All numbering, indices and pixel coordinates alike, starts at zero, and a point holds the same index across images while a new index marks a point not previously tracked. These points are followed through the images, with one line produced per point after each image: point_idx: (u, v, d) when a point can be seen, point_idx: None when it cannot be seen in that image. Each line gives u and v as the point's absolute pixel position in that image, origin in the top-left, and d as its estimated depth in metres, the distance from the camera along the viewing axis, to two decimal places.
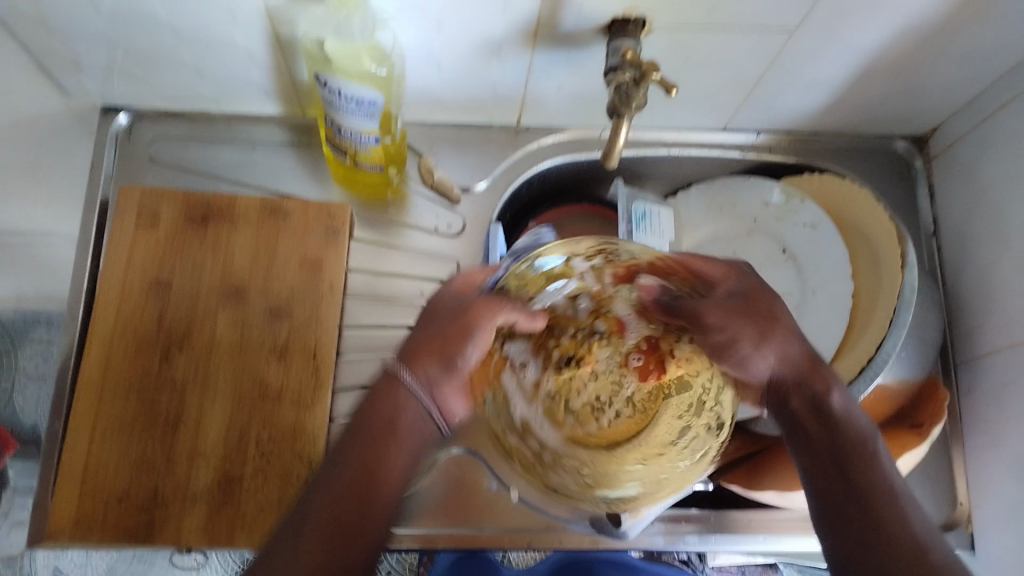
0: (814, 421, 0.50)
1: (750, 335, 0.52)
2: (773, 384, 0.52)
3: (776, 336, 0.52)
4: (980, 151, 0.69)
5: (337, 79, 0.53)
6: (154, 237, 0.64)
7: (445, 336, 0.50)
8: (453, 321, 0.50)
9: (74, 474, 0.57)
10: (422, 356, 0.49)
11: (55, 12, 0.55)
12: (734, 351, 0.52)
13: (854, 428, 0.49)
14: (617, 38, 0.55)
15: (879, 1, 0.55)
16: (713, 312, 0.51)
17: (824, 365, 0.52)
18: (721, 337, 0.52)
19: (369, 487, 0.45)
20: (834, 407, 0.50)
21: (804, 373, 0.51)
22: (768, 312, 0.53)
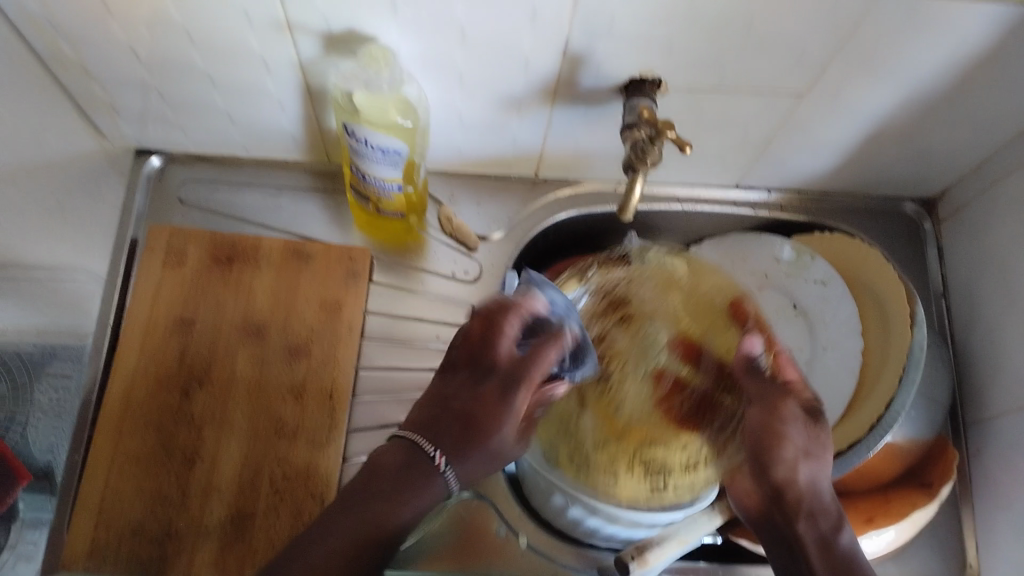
0: (821, 552, 0.53)
1: (796, 447, 0.54)
2: (787, 506, 0.54)
3: (817, 463, 0.55)
4: (988, 214, 0.70)
5: (363, 129, 0.55)
6: (180, 276, 0.66)
7: (465, 433, 0.52)
8: (471, 422, 0.53)
9: (92, 504, 0.58)
10: (456, 438, 0.52)
11: (96, 57, 0.58)
12: (766, 448, 0.53)
13: (860, 572, 0.52)
14: (634, 97, 0.57)
15: (886, 69, 0.57)
16: (786, 406, 0.54)
17: (839, 509, 0.55)
18: (771, 436, 0.53)
19: (377, 531, 0.49)
20: (845, 545, 0.53)
21: (822, 511, 0.54)
22: (818, 428, 0.55)
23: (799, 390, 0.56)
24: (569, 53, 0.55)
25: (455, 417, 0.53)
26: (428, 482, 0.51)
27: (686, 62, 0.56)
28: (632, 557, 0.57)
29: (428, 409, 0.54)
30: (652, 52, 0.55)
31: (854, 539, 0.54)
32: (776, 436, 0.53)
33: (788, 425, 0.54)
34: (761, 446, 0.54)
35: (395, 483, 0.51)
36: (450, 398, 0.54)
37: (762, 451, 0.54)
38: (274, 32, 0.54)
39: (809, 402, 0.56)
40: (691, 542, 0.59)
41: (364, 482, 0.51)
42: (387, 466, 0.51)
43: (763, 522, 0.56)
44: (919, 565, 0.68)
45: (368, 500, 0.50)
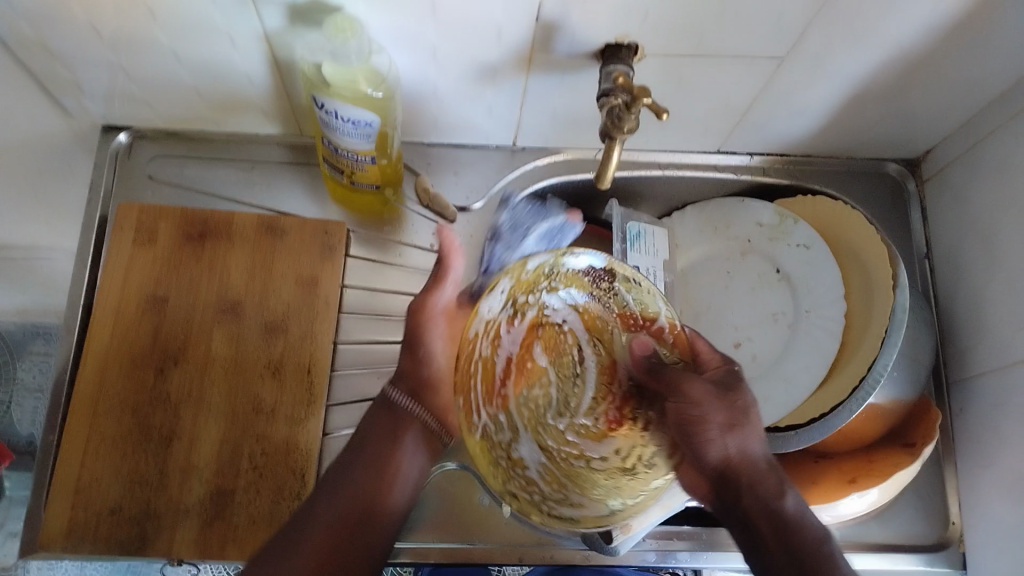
0: (770, 524, 0.49)
1: (719, 423, 0.47)
2: (729, 481, 0.49)
3: (747, 433, 0.49)
4: (971, 175, 0.69)
5: (333, 101, 0.54)
6: (153, 253, 0.64)
7: (375, 444, 0.58)
8: (379, 436, 0.59)
9: (69, 486, 0.58)
10: (418, 388, 0.61)
11: (54, 35, 0.56)
12: (697, 436, 0.47)
13: (811, 533, 0.49)
14: (610, 63, 0.56)
15: (867, 31, 0.56)
16: (690, 383, 0.47)
17: (778, 470, 0.51)
18: (692, 422, 0.47)
19: (366, 508, 0.56)
20: (789, 512, 0.49)
21: (761, 478, 0.50)
22: (733, 394, 0.49)
23: (704, 362, 0.51)
24: (542, 21, 0.53)
25: (407, 352, 0.61)
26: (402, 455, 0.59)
27: (663, 27, 0.54)
28: (615, 525, 0.58)
29: (400, 362, 0.61)
30: (627, 18, 0.53)
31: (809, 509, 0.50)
32: (698, 423, 0.47)
33: (706, 405, 0.47)
34: (684, 432, 0.47)
35: (372, 436, 0.59)
36: (411, 343, 0.61)
37: (688, 433, 0.47)
38: (237, 4, 0.52)
39: (720, 372, 0.50)
40: (673, 508, 0.59)
41: (369, 425, 0.59)
42: (374, 435, 0.59)
43: (713, 501, 0.51)
44: (901, 525, 0.68)
45: (369, 443, 0.58)
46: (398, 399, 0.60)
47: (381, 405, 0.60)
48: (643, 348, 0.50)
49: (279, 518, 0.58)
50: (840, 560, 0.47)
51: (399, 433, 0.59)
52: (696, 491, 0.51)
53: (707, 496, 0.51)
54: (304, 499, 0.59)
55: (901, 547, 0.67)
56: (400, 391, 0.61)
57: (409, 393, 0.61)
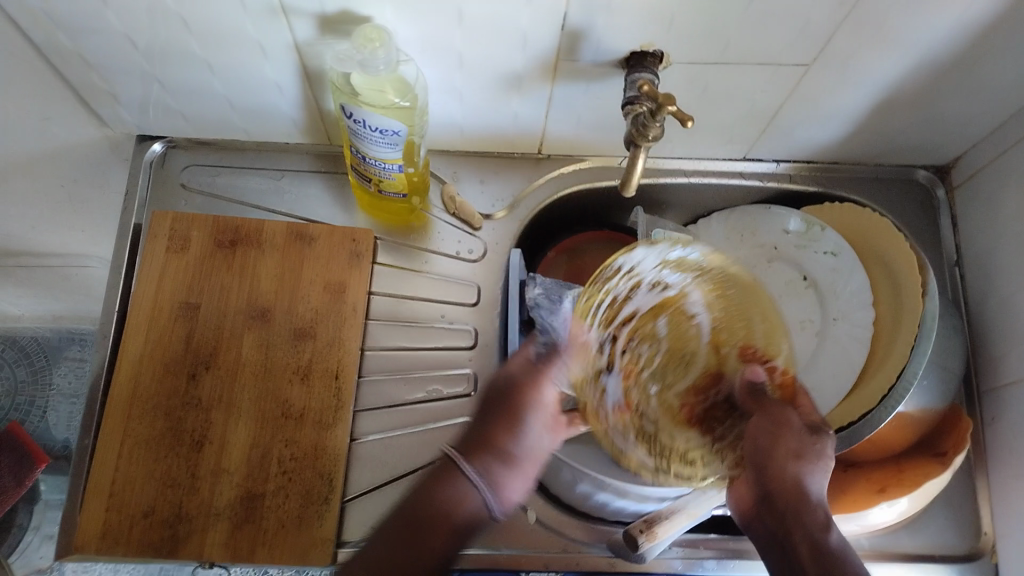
0: (810, 552, 0.47)
1: (788, 450, 0.50)
2: (773, 503, 0.50)
3: (812, 466, 0.50)
4: (1002, 180, 0.69)
5: (362, 111, 0.55)
6: (184, 260, 0.65)
7: (503, 419, 0.55)
8: (507, 405, 0.55)
9: (103, 489, 0.59)
10: (481, 450, 0.53)
11: (93, 47, 0.57)
12: (769, 462, 0.50)
13: (851, 565, 0.46)
14: (636, 70, 0.56)
15: (894, 36, 0.56)
16: (785, 414, 0.52)
17: (829, 510, 0.50)
18: (766, 439, 0.51)
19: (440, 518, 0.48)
20: (834, 544, 0.48)
21: (808, 510, 0.49)
22: (818, 438, 0.51)
23: (808, 411, 0.53)
24: (567, 29, 0.54)
25: (494, 416, 0.55)
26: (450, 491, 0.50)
27: (688, 35, 0.55)
28: (641, 531, 0.58)
29: (472, 429, 0.55)
30: (653, 25, 0.54)
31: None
32: (774, 452, 0.50)
33: (796, 440, 0.51)
34: (760, 452, 0.51)
35: (438, 482, 0.51)
36: (500, 409, 0.55)
37: (761, 455, 0.51)
38: (268, 14, 0.53)
39: (817, 421, 0.53)
40: (699, 516, 0.59)
41: (422, 489, 0.50)
42: (423, 513, 0.48)
43: (757, 522, 0.52)
44: (932, 535, 0.67)
45: (430, 495, 0.49)
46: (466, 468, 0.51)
47: (441, 469, 0.52)
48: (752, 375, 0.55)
49: (307, 521, 0.59)
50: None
51: (461, 496, 0.50)
52: (744, 516, 0.53)
53: (751, 521, 0.52)
54: (331, 502, 0.60)
55: (932, 558, 0.66)
56: (470, 461, 0.52)
57: (483, 464, 0.52)
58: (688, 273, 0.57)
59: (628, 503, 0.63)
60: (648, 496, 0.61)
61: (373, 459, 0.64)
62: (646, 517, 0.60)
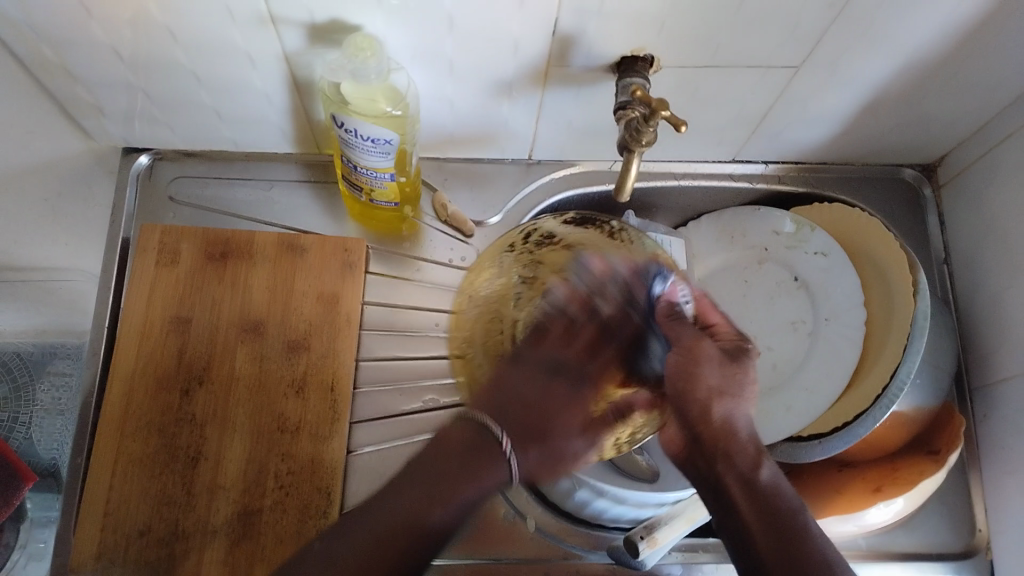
0: (746, 492, 0.47)
1: (710, 387, 0.46)
2: (702, 445, 0.48)
3: (735, 400, 0.48)
4: (988, 179, 0.69)
5: (352, 120, 0.54)
6: (175, 274, 0.65)
7: (544, 409, 0.44)
8: (538, 407, 0.44)
9: (97, 508, 0.58)
10: (539, 448, 0.45)
11: (77, 59, 0.56)
12: (687, 398, 0.46)
13: (782, 503, 0.47)
14: (626, 76, 0.56)
15: (880, 38, 0.56)
16: (699, 347, 0.46)
17: (756, 439, 0.49)
18: (686, 382, 0.45)
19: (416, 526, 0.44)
20: (766, 481, 0.48)
21: (738, 447, 0.48)
22: (736, 365, 0.48)
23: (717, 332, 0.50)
24: (558, 35, 0.54)
25: (504, 405, 0.45)
26: (489, 476, 0.44)
27: (677, 40, 0.55)
28: (641, 537, 0.59)
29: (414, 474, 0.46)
30: (643, 30, 0.54)
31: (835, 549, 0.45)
32: (690, 377, 0.45)
33: (706, 365, 0.46)
34: (680, 400, 0.46)
35: (465, 464, 0.45)
36: (545, 404, 0.44)
37: (680, 401, 0.46)
38: (257, 24, 0.52)
39: (729, 343, 0.49)
40: (698, 520, 0.60)
41: (436, 448, 0.46)
42: (437, 473, 0.45)
43: (688, 463, 0.50)
44: (928, 533, 0.68)
45: (444, 469, 0.45)
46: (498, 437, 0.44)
47: (472, 444, 0.45)
48: (672, 295, 0.48)
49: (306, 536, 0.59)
50: (815, 534, 0.46)
51: (489, 466, 0.44)
52: (686, 462, 0.50)
53: (687, 464, 0.50)
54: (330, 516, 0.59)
55: (928, 555, 0.67)
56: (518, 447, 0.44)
57: (519, 439, 0.44)
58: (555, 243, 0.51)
59: (628, 509, 0.64)
60: (649, 500, 0.63)
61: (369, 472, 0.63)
62: (645, 522, 0.60)
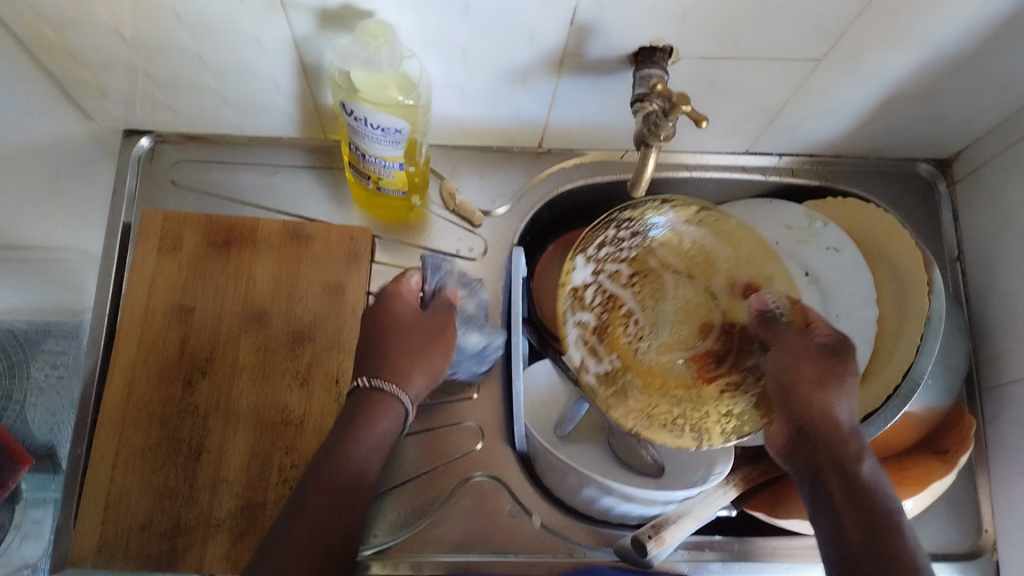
0: (843, 486, 0.52)
1: (810, 379, 0.56)
2: (810, 438, 0.55)
3: (833, 393, 0.56)
4: (1005, 177, 0.68)
5: (363, 108, 0.53)
6: (177, 261, 0.63)
7: (405, 343, 0.58)
8: (396, 322, 0.59)
9: (98, 500, 0.57)
10: (406, 372, 0.57)
11: (80, 41, 0.55)
12: (794, 393, 0.57)
13: (881, 502, 0.51)
14: (644, 67, 0.55)
15: (904, 34, 0.55)
16: (793, 340, 0.59)
17: (859, 439, 0.55)
18: (792, 375, 0.57)
19: (351, 478, 0.53)
20: (865, 477, 0.52)
21: (844, 443, 0.54)
22: (836, 361, 0.57)
23: (817, 326, 0.60)
24: (576, 24, 0.52)
25: (380, 342, 0.59)
26: (381, 426, 0.55)
27: (697, 30, 0.53)
28: (649, 537, 0.58)
29: (370, 351, 0.58)
30: (663, 20, 0.52)
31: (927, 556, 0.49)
32: (806, 389, 0.56)
33: (831, 382, 0.56)
34: (784, 396, 0.57)
35: (355, 422, 0.54)
36: (389, 337, 0.58)
37: (787, 392, 0.57)
38: (266, 7, 0.51)
39: (830, 342, 0.59)
40: (704, 519, 0.60)
41: (350, 417, 0.55)
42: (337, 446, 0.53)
43: (793, 461, 0.56)
44: (934, 533, 0.67)
45: (352, 444, 0.53)
46: (378, 384, 0.56)
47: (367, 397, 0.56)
48: (760, 306, 0.63)
49: None
50: (907, 530, 0.49)
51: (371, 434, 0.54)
52: (782, 450, 0.57)
53: (790, 459, 0.56)
54: None
55: (935, 556, 0.66)
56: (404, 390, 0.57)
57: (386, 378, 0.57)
58: (676, 245, 0.67)
59: (634, 507, 0.61)
60: (655, 499, 0.61)
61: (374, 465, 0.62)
62: (652, 522, 0.59)
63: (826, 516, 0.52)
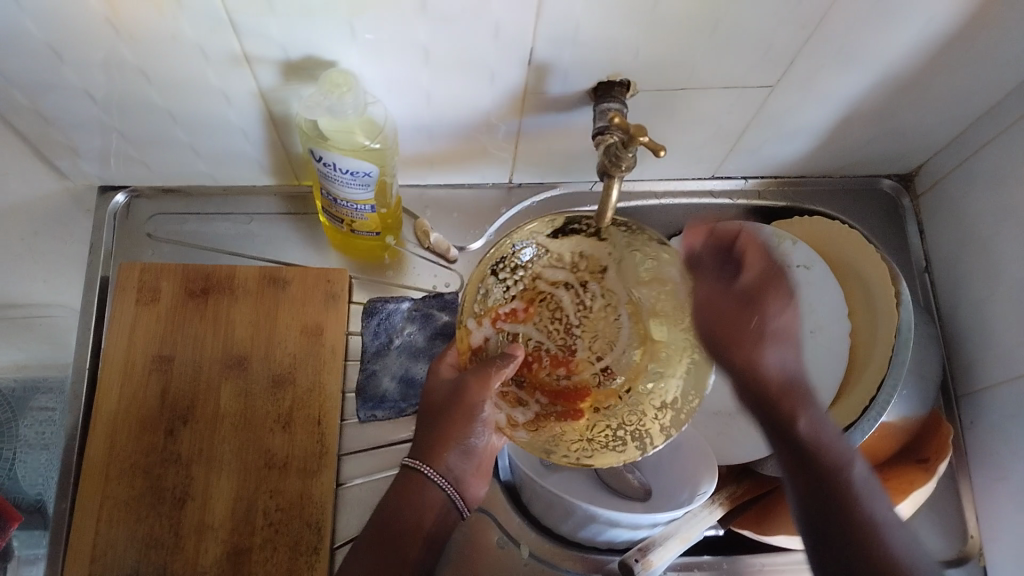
0: (794, 447, 0.54)
1: (733, 325, 0.55)
2: (757, 393, 0.56)
3: (757, 349, 0.56)
4: (965, 188, 0.70)
5: (332, 155, 0.54)
6: (156, 311, 0.64)
7: (455, 424, 0.55)
8: (457, 407, 0.54)
9: (85, 554, 0.58)
10: (439, 452, 0.56)
11: (52, 104, 0.56)
12: (726, 346, 0.54)
13: (829, 457, 0.53)
14: (604, 101, 0.57)
15: (853, 57, 0.57)
16: (720, 294, 0.56)
17: (796, 380, 0.56)
18: (721, 326, 0.54)
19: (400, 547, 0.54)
20: (806, 434, 0.53)
21: (789, 396, 0.55)
22: (754, 304, 0.56)
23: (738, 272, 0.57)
24: (534, 63, 0.54)
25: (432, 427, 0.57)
26: (422, 499, 0.56)
27: (653, 63, 0.55)
28: (635, 560, 0.61)
29: (420, 429, 0.58)
30: (619, 56, 0.54)
31: (893, 513, 0.52)
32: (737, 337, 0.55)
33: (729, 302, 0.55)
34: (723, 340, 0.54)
35: (403, 493, 0.56)
36: (440, 420, 0.56)
37: (717, 339, 0.54)
38: (232, 63, 0.52)
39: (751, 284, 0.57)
40: (692, 539, 0.62)
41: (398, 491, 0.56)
42: (397, 509, 0.55)
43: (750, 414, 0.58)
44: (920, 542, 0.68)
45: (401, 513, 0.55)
46: (410, 462, 0.57)
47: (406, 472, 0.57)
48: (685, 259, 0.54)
49: (297, 573, 0.58)
50: (859, 496, 0.51)
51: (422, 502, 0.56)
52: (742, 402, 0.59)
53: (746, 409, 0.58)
54: (321, 552, 0.59)
55: None
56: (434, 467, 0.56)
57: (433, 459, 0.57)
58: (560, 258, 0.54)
59: (621, 531, 0.61)
60: (641, 522, 0.60)
61: (362, 504, 0.63)
62: (640, 544, 0.62)
63: (790, 491, 0.54)
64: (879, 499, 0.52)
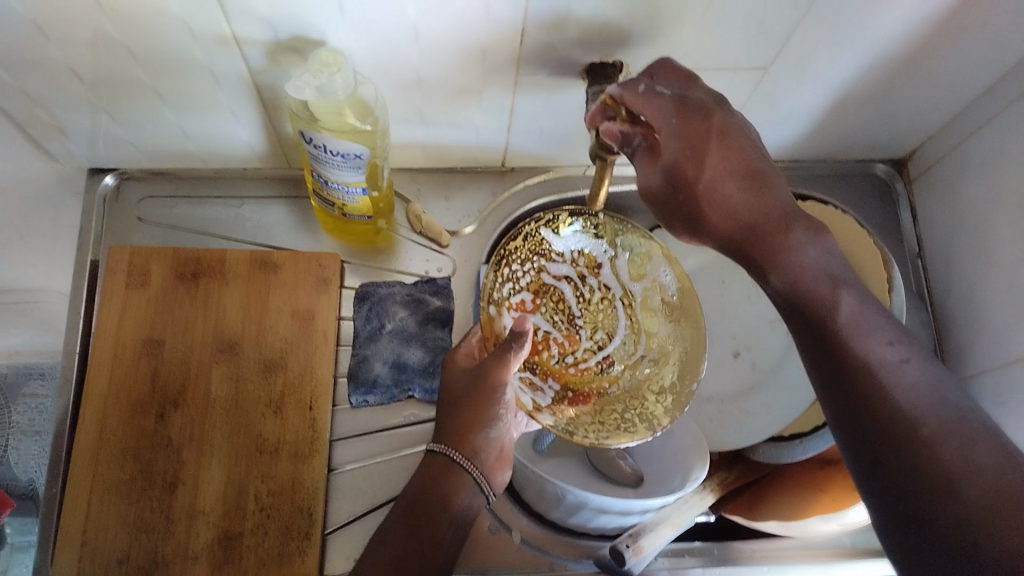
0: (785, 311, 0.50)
1: (695, 183, 0.49)
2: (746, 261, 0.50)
3: (717, 145, 0.49)
4: (958, 172, 0.70)
5: (322, 136, 0.54)
6: (146, 295, 0.64)
7: (474, 407, 0.54)
8: (476, 389, 0.54)
9: (74, 538, 0.57)
10: (467, 435, 0.55)
11: (39, 84, 0.55)
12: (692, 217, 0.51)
13: (815, 299, 0.48)
14: (597, 84, 0.56)
15: (847, 37, 0.57)
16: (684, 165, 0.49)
17: (774, 225, 0.49)
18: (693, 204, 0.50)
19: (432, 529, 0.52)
20: (785, 289, 0.49)
21: (764, 227, 0.49)
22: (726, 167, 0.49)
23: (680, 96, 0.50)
24: (525, 43, 0.53)
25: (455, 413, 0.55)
26: (449, 485, 0.54)
27: (645, 43, 0.55)
28: (627, 545, 0.59)
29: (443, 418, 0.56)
30: (611, 35, 0.53)
31: (894, 350, 0.47)
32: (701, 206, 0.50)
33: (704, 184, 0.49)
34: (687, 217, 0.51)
35: (435, 479, 0.54)
36: (460, 406, 0.55)
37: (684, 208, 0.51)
38: (219, 42, 0.51)
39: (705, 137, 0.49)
40: (682, 526, 0.62)
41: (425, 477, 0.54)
42: (428, 490, 0.54)
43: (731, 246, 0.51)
44: None
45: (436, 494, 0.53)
46: (435, 447, 0.55)
47: (432, 460, 0.55)
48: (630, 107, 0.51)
49: (288, 557, 0.58)
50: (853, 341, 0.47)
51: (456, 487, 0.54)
52: None
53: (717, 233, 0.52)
54: (312, 538, 0.59)
55: None
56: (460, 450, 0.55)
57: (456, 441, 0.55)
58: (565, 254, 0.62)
59: (611, 518, 0.61)
60: (631, 508, 0.60)
61: (354, 489, 0.63)
62: (631, 530, 0.61)
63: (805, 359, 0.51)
64: (876, 334, 0.47)
